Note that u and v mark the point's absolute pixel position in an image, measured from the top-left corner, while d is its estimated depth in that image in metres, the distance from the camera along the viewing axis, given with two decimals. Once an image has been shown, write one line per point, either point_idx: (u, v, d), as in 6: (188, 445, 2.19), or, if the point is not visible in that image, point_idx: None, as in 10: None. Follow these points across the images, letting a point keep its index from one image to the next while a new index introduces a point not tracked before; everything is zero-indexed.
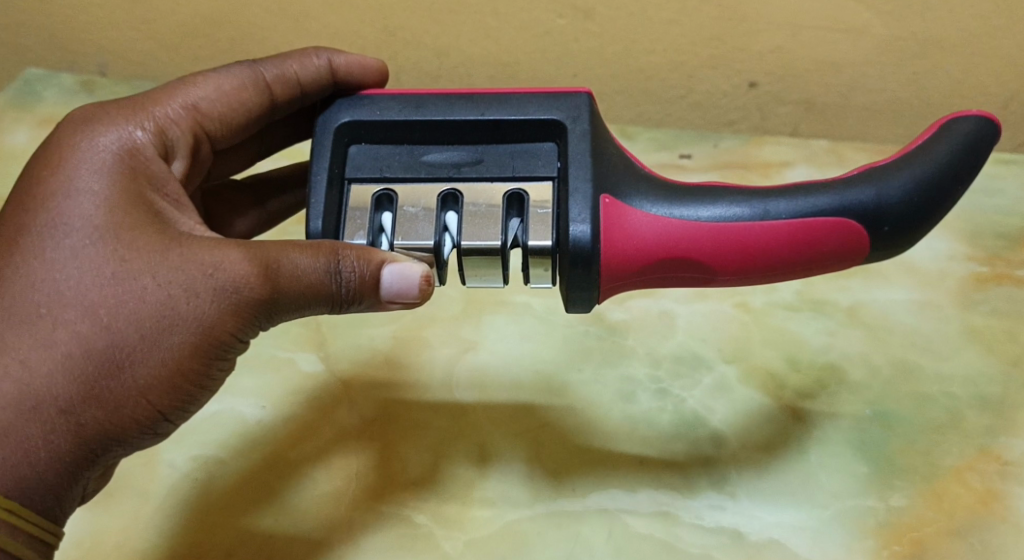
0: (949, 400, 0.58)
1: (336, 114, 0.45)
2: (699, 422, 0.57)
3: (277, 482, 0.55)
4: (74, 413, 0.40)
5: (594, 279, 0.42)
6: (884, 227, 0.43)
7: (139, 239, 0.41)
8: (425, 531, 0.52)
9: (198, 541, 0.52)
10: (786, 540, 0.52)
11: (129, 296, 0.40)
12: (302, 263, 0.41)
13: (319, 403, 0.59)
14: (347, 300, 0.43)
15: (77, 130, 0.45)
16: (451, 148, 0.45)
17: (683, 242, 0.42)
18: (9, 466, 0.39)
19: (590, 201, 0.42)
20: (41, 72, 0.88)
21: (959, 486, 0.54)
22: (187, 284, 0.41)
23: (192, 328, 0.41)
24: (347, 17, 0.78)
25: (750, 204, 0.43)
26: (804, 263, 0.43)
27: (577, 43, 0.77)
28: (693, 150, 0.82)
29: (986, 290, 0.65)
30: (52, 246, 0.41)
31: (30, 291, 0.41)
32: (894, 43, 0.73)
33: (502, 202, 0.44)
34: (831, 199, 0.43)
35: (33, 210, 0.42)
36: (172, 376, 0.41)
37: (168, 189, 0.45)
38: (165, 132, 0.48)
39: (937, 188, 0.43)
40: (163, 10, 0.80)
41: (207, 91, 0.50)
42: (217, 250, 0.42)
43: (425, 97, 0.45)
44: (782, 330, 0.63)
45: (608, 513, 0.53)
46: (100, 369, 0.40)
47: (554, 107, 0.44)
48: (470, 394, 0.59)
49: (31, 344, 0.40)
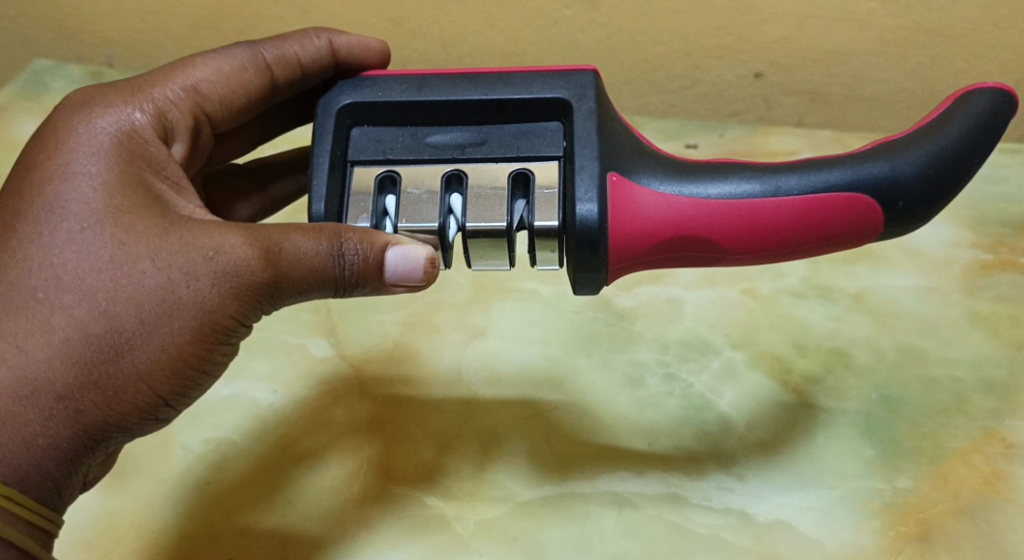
0: (954, 384, 0.59)
1: (338, 96, 0.46)
2: (706, 405, 0.58)
3: (289, 465, 0.55)
4: (73, 398, 0.40)
5: (601, 260, 0.42)
6: (898, 203, 0.43)
7: (137, 222, 0.41)
8: (437, 512, 0.53)
9: (212, 521, 0.53)
10: (794, 520, 0.52)
11: (128, 281, 0.40)
12: (305, 246, 0.41)
13: (331, 388, 0.59)
14: (352, 284, 0.43)
15: (76, 113, 0.45)
16: (455, 129, 0.46)
17: (689, 222, 0.43)
18: (7, 452, 0.39)
19: (597, 181, 0.42)
20: (49, 63, 0.88)
21: (964, 467, 0.54)
22: (187, 267, 0.41)
23: (193, 312, 0.41)
24: (354, 7, 0.79)
25: (760, 181, 0.43)
26: (810, 242, 0.44)
27: (582, 33, 0.78)
28: (698, 139, 0.82)
29: (990, 276, 0.66)
30: (49, 230, 0.41)
31: (29, 275, 0.40)
32: (898, 33, 0.74)
33: (507, 184, 0.44)
34: (844, 174, 0.43)
35: (30, 194, 0.42)
36: (172, 362, 0.41)
37: (167, 171, 0.45)
38: (165, 115, 0.48)
39: (952, 162, 0.43)
40: (171, 2, 0.81)
41: (207, 72, 0.50)
42: (217, 233, 0.41)
43: (428, 78, 0.46)
44: (788, 315, 0.64)
45: (616, 494, 0.53)
46: (98, 355, 0.40)
47: (559, 85, 0.45)
48: (480, 378, 0.60)
49: (29, 330, 0.40)
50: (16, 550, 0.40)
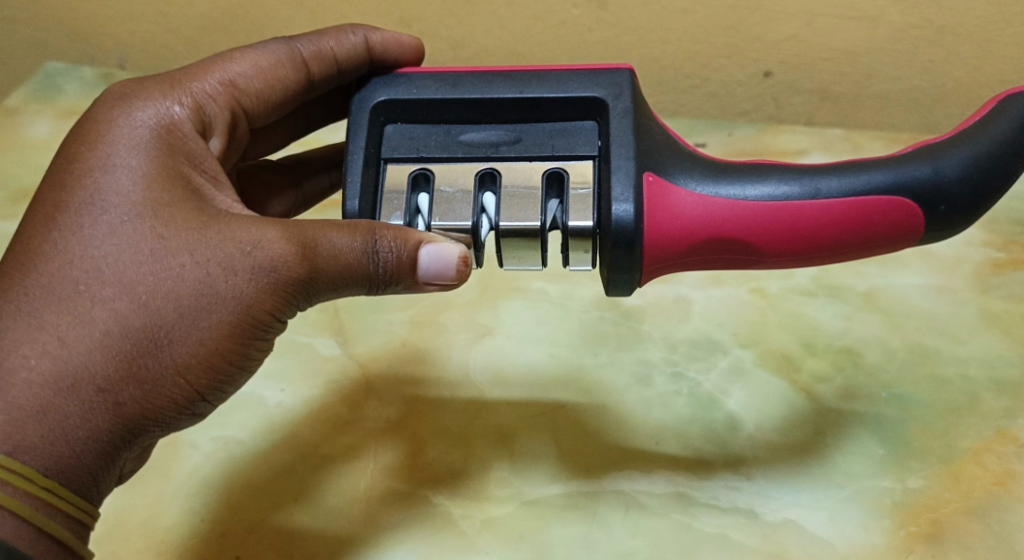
0: (966, 383, 0.58)
1: (373, 93, 0.46)
2: (714, 405, 0.57)
3: (298, 463, 0.55)
4: (112, 391, 0.40)
5: (636, 261, 0.42)
6: (939, 206, 0.42)
7: (177, 216, 0.42)
8: (444, 510, 0.53)
9: (221, 520, 0.53)
10: (803, 519, 0.52)
11: (167, 274, 0.41)
12: (340, 242, 0.42)
13: (338, 387, 0.59)
14: (385, 281, 0.43)
15: (114, 105, 0.45)
16: (489, 128, 0.45)
17: (727, 223, 0.42)
18: (47, 443, 0.39)
19: (633, 180, 0.42)
20: (62, 65, 0.88)
21: (976, 467, 0.54)
22: (225, 262, 0.41)
23: (230, 306, 0.41)
24: (363, 9, 0.79)
25: (798, 184, 0.42)
26: (850, 244, 0.43)
27: (591, 33, 0.78)
28: (707, 138, 0.82)
29: (1003, 275, 0.65)
30: (90, 222, 0.41)
31: (70, 267, 0.41)
32: (910, 31, 0.74)
33: (541, 183, 0.44)
34: (885, 177, 0.42)
35: (71, 186, 0.43)
36: (209, 355, 0.41)
37: (205, 166, 0.45)
38: (203, 107, 0.48)
39: (994, 164, 0.43)
40: (181, 4, 0.81)
41: (245, 67, 0.50)
42: (254, 228, 0.42)
43: (462, 76, 0.46)
44: (798, 314, 0.63)
45: (624, 492, 0.53)
46: (139, 348, 0.40)
47: (594, 84, 0.44)
48: (487, 377, 0.60)
49: (70, 321, 0.40)
50: (45, 536, 0.39)
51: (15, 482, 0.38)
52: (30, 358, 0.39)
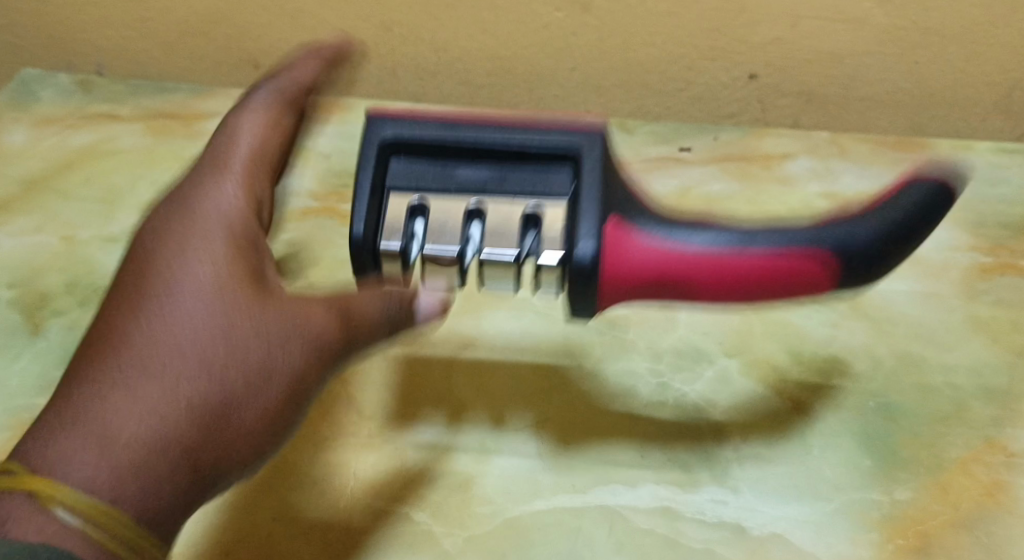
0: (955, 391, 0.58)
1: (379, 127, 0.45)
2: (700, 416, 0.57)
3: (276, 480, 0.54)
4: (192, 454, 0.40)
5: (592, 294, 0.43)
6: (851, 264, 0.42)
7: (247, 292, 0.44)
8: (425, 528, 0.51)
9: (195, 539, 0.51)
10: (789, 533, 0.51)
11: (239, 343, 0.42)
12: (372, 304, 0.45)
13: (319, 401, 0.58)
14: (396, 329, 0.46)
15: (184, 203, 0.47)
16: (479, 167, 0.46)
17: (663, 265, 0.42)
18: (140, 499, 0.38)
19: (597, 222, 0.42)
20: (37, 73, 0.86)
21: (965, 478, 0.53)
22: (286, 334, 0.43)
23: (289, 375, 0.43)
24: (343, 13, 0.78)
25: (734, 233, 0.43)
26: (774, 294, 0.43)
27: (575, 36, 0.77)
28: (692, 142, 0.79)
29: (990, 279, 0.65)
30: (166, 297, 0.43)
31: (142, 345, 0.41)
32: (895, 32, 0.73)
33: (518, 219, 0.44)
34: (806, 233, 0.42)
35: (145, 276, 0.44)
36: (273, 418, 0.43)
37: (259, 247, 0.47)
38: (253, 187, 0.50)
39: (898, 235, 0.43)
40: (159, 9, 0.80)
41: (248, 136, 0.52)
42: (306, 305, 0.44)
43: (460, 117, 0.46)
44: (785, 322, 0.62)
45: (608, 507, 0.52)
46: (218, 403, 0.41)
47: (573, 134, 0.44)
48: (471, 389, 0.58)
49: (153, 387, 0.40)
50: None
51: (111, 528, 0.36)
52: (114, 422, 0.38)
